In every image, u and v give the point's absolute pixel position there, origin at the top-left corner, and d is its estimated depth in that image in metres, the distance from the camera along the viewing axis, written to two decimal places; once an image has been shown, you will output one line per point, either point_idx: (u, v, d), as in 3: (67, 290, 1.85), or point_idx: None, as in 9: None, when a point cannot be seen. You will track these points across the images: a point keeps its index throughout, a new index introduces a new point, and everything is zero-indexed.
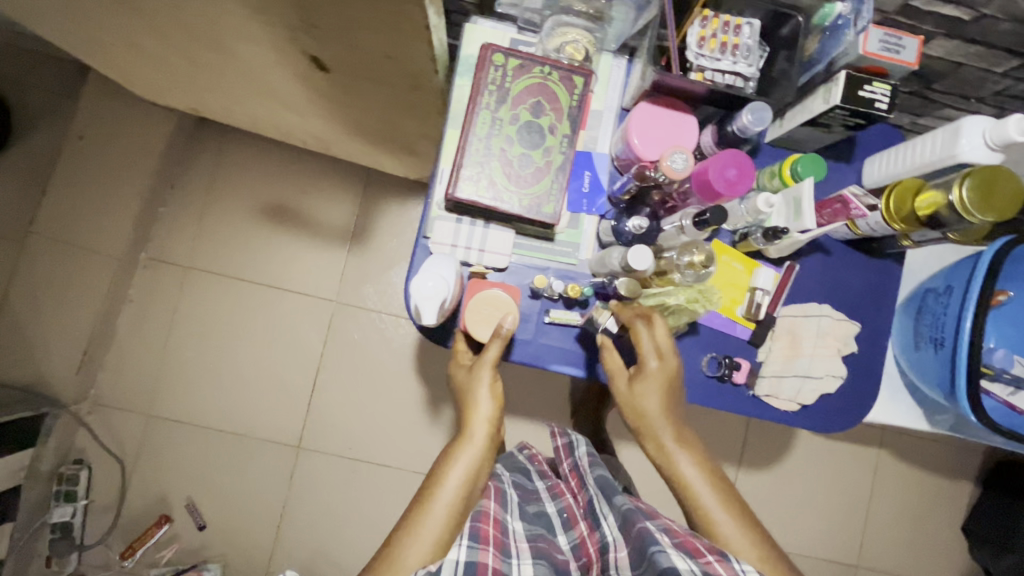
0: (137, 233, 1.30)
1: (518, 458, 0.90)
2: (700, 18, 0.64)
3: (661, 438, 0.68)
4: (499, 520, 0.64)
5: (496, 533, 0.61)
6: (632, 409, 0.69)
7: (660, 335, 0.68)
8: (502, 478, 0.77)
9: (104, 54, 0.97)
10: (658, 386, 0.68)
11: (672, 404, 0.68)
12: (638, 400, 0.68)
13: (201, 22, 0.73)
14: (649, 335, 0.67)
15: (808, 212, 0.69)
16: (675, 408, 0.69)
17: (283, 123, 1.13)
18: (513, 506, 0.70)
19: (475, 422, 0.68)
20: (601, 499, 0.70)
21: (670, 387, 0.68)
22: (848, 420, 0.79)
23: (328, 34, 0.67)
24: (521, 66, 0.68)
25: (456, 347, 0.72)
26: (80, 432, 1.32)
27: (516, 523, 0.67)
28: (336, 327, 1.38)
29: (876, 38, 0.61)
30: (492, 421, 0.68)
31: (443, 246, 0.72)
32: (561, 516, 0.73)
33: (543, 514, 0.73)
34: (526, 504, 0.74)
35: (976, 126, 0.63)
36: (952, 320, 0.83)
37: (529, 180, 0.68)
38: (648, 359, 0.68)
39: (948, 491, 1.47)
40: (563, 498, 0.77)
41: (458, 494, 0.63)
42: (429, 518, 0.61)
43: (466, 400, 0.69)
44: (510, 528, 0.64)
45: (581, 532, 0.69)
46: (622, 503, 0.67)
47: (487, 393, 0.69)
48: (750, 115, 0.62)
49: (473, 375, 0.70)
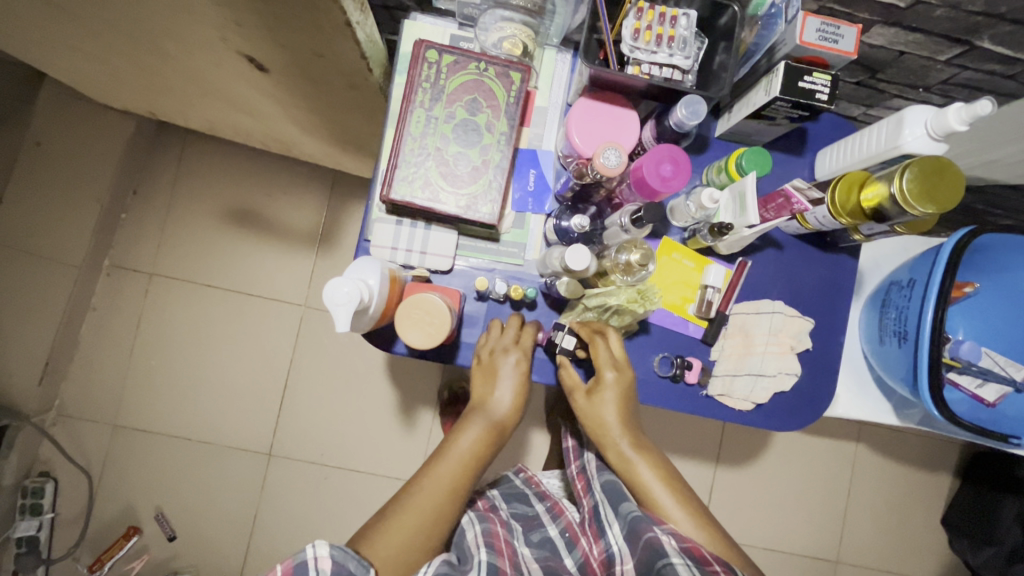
0: (98, 241, 1.27)
1: (513, 483, 0.90)
2: (635, 10, 0.61)
3: (621, 447, 0.69)
4: (508, 542, 0.69)
5: (508, 550, 0.67)
6: (590, 420, 0.70)
7: (614, 347, 0.69)
8: (499, 512, 0.78)
9: (46, 58, 0.95)
10: (616, 397, 0.69)
11: (629, 413, 0.70)
12: (597, 412, 0.69)
13: (133, 23, 0.71)
14: (605, 347, 0.69)
15: (752, 207, 0.67)
16: (631, 416, 0.70)
17: (238, 126, 1.10)
18: (518, 535, 0.74)
19: (504, 409, 0.69)
20: (606, 505, 0.71)
21: (627, 397, 0.70)
22: (807, 417, 0.78)
23: (253, 32, 0.66)
24: (456, 62, 0.66)
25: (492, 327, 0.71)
26: (44, 443, 1.29)
27: (524, 549, 0.71)
28: (305, 331, 1.36)
29: (813, 27, 0.59)
30: (512, 407, 0.69)
31: (383, 249, 0.70)
32: (564, 538, 0.75)
33: (547, 540, 0.75)
34: (530, 533, 0.76)
35: (918, 116, 0.61)
36: (914, 314, 0.81)
37: (466, 180, 0.66)
38: (604, 371, 0.69)
39: (927, 485, 1.46)
40: (563, 518, 0.79)
41: (471, 461, 0.66)
42: (440, 476, 0.64)
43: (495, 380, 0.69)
44: (519, 551, 0.69)
45: (586, 548, 0.71)
46: (628, 509, 0.66)
47: (511, 383, 0.69)
48: (685, 109, 0.62)
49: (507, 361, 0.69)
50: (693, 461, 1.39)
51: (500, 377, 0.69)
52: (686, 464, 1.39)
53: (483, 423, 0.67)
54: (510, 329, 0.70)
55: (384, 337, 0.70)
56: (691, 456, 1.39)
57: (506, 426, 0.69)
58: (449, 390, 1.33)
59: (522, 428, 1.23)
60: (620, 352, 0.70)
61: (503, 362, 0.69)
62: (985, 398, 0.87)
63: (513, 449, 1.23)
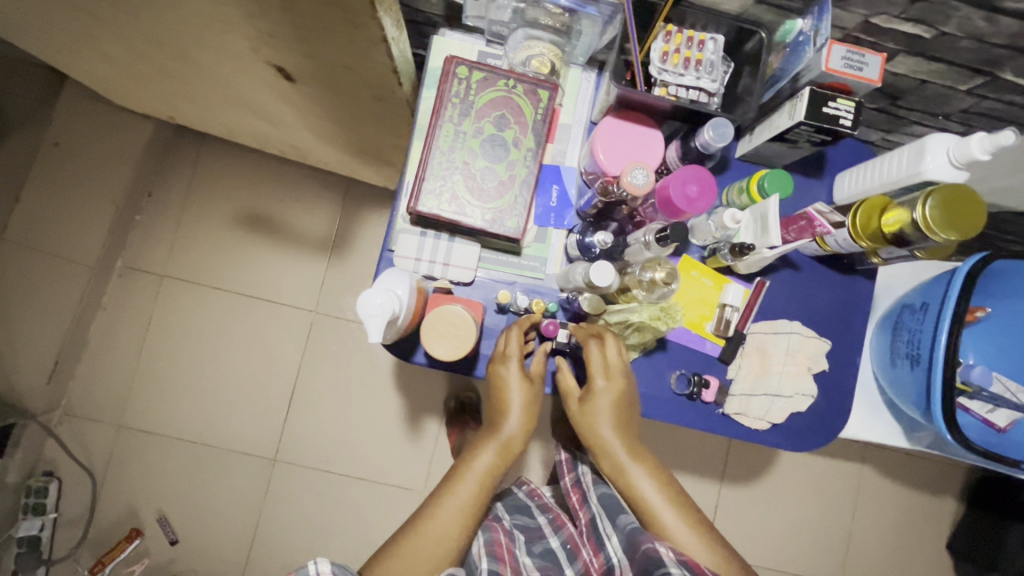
0: (112, 242, 1.28)
1: (515, 495, 0.88)
2: (663, 33, 0.64)
3: (617, 455, 0.68)
4: (510, 550, 0.70)
5: (509, 558, 0.68)
6: (585, 426, 0.69)
7: (610, 355, 0.68)
8: (502, 521, 0.77)
9: (74, 62, 0.96)
10: (610, 404, 0.68)
11: (623, 418, 0.69)
12: (591, 421, 0.68)
13: (167, 32, 0.73)
14: (598, 352, 0.68)
15: (774, 228, 0.68)
16: (626, 421, 0.69)
17: (258, 132, 1.12)
18: (520, 545, 0.73)
19: (515, 427, 0.68)
20: (604, 517, 0.71)
21: (622, 403, 0.69)
22: (821, 439, 0.78)
23: (285, 44, 0.67)
24: (485, 78, 0.67)
25: (504, 341, 0.69)
26: (49, 443, 1.28)
27: (525, 558, 0.71)
28: (314, 337, 1.36)
29: (839, 55, 0.61)
30: (526, 422, 0.68)
31: (407, 260, 0.71)
32: (566, 549, 0.74)
33: (548, 552, 0.73)
34: (531, 544, 0.74)
35: (940, 143, 0.62)
36: (928, 337, 0.81)
37: (492, 194, 0.67)
38: (596, 379, 0.68)
39: (933, 509, 1.46)
40: (565, 529, 0.77)
41: (487, 481, 0.66)
42: (460, 496, 0.64)
43: (501, 395, 0.69)
44: (520, 561, 0.69)
45: (586, 560, 0.70)
46: (626, 522, 0.67)
47: (521, 397, 0.68)
48: (712, 131, 0.62)
49: (512, 374, 0.68)
50: (698, 478, 1.39)
51: (510, 391, 0.68)
52: (690, 481, 1.38)
53: (496, 445, 0.68)
54: (514, 340, 0.69)
55: (407, 346, 0.70)
56: (695, 473, 1.39)
57: (520, 442, 0.68)
58: (456, 400, 1.33)
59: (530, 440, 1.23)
60: (614, 359, 0.68)
61: (510, 378, 0.68)
62: (996, 423, 0.87)
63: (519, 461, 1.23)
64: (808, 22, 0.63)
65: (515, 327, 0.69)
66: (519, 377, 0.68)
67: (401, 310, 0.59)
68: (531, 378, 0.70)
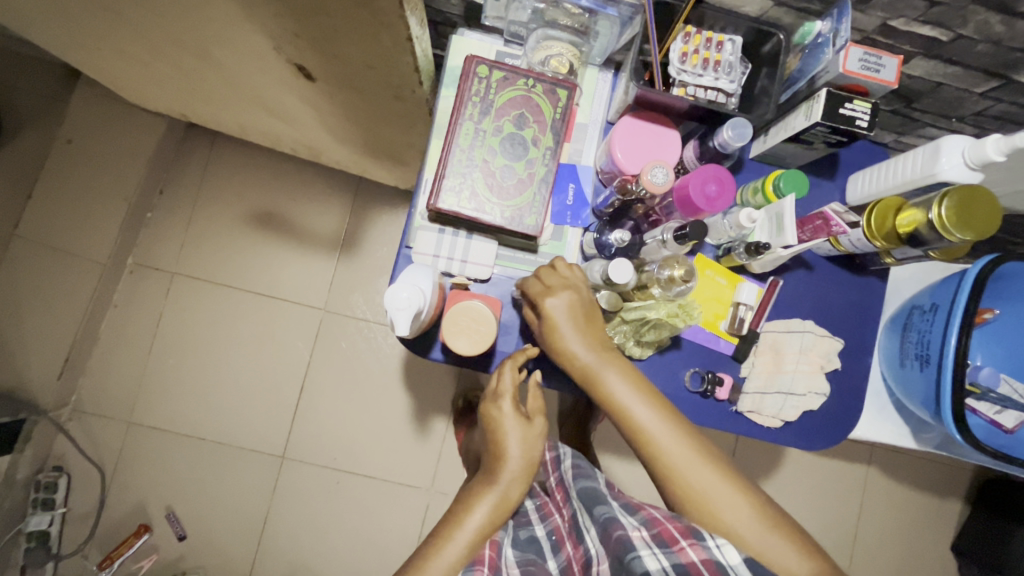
0: (124, 239, 1.29)
1: None
2: (682, 35, 0.64)
3: (586, 367, 0.65)
4: (495, 542, 0.66)
5: (491, 555, 0.64)
6: (552, 351, 0.67)
7: (552, 276, 0.67)
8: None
9: (94, 60, 0.97)
10: (568, 315, 0.65)
11: (585, 324, 0.66)
12: (555, 343, 0.66)
13: (190, 31, 0.74)
14: (545, 276, 0.67)
15: (790, 227, 0.68)
16: (587, 328, 0.66)
17: (273, 131, 1.13)
18: (506, 530, 0.70)
19: (512, 474, 0.67)
20: (584, 512, 0.67)
21: (581, 314, 0.66)
22: (833, 437, 0.79)
23: (309, 43, 0.68)
24: (505, 78, 0.68)
25: (499, 382, 0.70)
26: (59, 438, 1.29)
27: (508, 549, 0.67)
28: (324, 335, 1.37)
29: (856, 57, 0.62)
30: (523, 470, 0.67)
31: (425, 256, 0.71)
32: (551, 539, 0.70)
33: (534, 539, 0.70)
34: (518, 530, 0.71)
35: (956, 145, 0.64)
36: (937, 337, 0.81)
37: (512, 192, 0.68)
38: (542, 301, 0.65)
39: (937, 511, 1.46)
40: (552, 518, 0.74)
41: (481, 538, 0.64)
42: (451, 553, 0.61)
43: (498, 440, 0.68)
44: (504, 551, 0.66)
45: (570, 555, 0.66)
46: (602, 512, 0.64)
47: (519, 441, 0.68)
48: (731, 131, 0.63)
49: (508, 417, 0.69)
50: None
51: (507, 436, 0.68)
52: None
53: (493, 496, 0.66)
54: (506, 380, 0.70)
55: (425, 342, 0.70)
56: None
57: (517, 492, 0.67)
58: (463, 399, 1.34)
59: None
60: (558, 278, 0.67)
61: (506, 419, 0.69)
62: (1004, 424, 0.87)
63: None
64: (827, 24, 0.63)
65: (512, 363, 0.70)
66: (515, 419, 0.69)
67: (426, 306, 0.60)
68: (528, 420, 0.69)
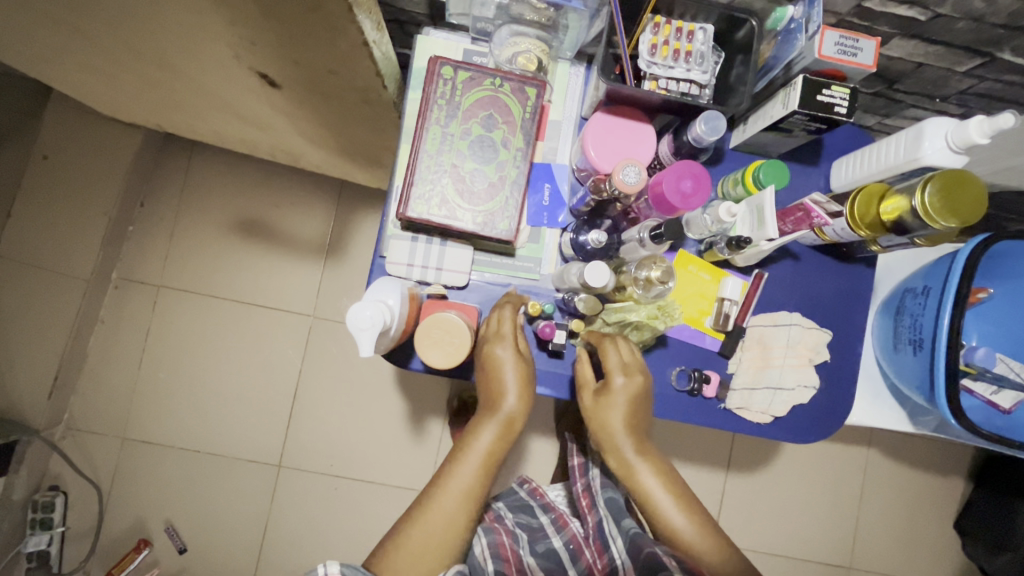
0: (107, 254, 1.27)
1: (518, 493, 0.85)
2: (651, 25, 0.62)
3: (626, 457, 0.65)
4: (514, 553, 0.68)
5: (513, 556, 0.68)
6: (597, 423, 0.67)
7: (625, 353, 0.67)
8: (504, 520, 0.76)
9: (58, 76, 0.95)
10: (625, 403, 0.65)
11: (636, 418, 0.66)
12: (602, 414, 0.66)
13: (148, 41, 0.71)
14: (615, 352, 0.66)
15: (771, 221, 0.66)
16: (640, 421, 0.66)
17: (247, 138, 1.10)
18: (523, 544, 0.72)
19: (513, 402, 0.64)
20: (609, 520, 0.71)
21: (638, 404, 0.66)
22: (826, 429, 0.78)
23: (267, 50, 0.66)
24: (471, 78, 0.66)
25: (497, 315, 0.67)
26: (53, 457, 1.28)
27: (529, 556, 0.70)
28: (314, 341, 1.35)
29: (832, 40, 0.59)
30: (522, 398, 0.64)
31: (399, 266, 0.70)
32: (569, 550, 0.73)
33: (552, 551, 0.73)
34: (534, 543, 0.73)
35: (938, 128, 0.61)
36: (930, 320, 0.79)
37: (483, 196, 0.66)
38: (614, 376, 0.65)
39: (940, 489, 1.45)
40: (568, 529, 0.76)
41: (489, 461, 0.63)
42: (462, 479, 0.62)
43: (495, 375, 0.64)
44: (525, 561, 0.68)
45: (589, 561, 0.71)
46: (630, 525, 0.69)
47: (514, 375, 0.64)
48: (704, 125, 0.61)
49: (506, 354, 0.65)
50: (704, 468, 1.38)
51: (504, 368, 0.64)
52: (696, 471, 1.38)
53: (496, 421, 0.64)
54: (505, 321, 0.67)
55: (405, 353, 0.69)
56: (701, 463, 1.38)
57: (521, 418, 0.65)
58: (459, 400, 1.33)
59: (533, 437, 1.24)
60: (629, 358, 0.67)
61: (506, 357, 0.65)
62: (1001, 405, 0.84)
63: (518, 457, 1.23)
64: (799, 8, 0.61)
65: (510, 305, 0.68)
66: (514, 358, 0.65)
67: (389, 321, 0.58)
68: (520, 351, 0.66)
